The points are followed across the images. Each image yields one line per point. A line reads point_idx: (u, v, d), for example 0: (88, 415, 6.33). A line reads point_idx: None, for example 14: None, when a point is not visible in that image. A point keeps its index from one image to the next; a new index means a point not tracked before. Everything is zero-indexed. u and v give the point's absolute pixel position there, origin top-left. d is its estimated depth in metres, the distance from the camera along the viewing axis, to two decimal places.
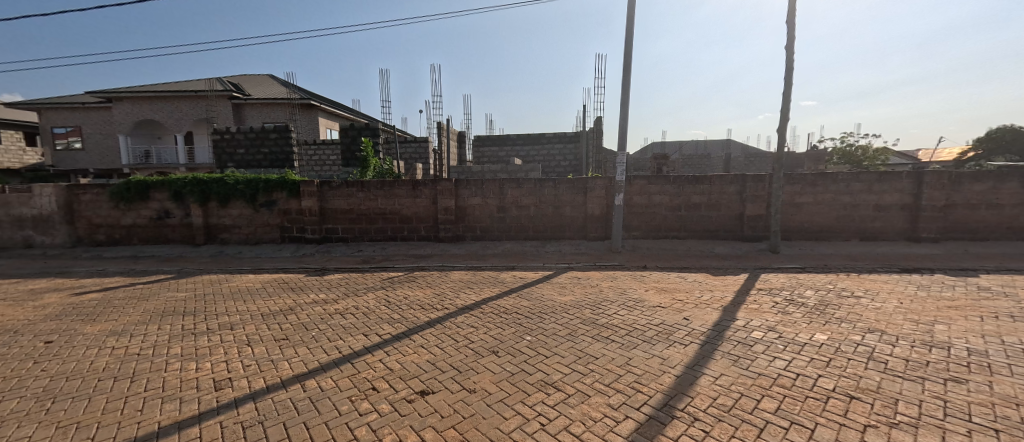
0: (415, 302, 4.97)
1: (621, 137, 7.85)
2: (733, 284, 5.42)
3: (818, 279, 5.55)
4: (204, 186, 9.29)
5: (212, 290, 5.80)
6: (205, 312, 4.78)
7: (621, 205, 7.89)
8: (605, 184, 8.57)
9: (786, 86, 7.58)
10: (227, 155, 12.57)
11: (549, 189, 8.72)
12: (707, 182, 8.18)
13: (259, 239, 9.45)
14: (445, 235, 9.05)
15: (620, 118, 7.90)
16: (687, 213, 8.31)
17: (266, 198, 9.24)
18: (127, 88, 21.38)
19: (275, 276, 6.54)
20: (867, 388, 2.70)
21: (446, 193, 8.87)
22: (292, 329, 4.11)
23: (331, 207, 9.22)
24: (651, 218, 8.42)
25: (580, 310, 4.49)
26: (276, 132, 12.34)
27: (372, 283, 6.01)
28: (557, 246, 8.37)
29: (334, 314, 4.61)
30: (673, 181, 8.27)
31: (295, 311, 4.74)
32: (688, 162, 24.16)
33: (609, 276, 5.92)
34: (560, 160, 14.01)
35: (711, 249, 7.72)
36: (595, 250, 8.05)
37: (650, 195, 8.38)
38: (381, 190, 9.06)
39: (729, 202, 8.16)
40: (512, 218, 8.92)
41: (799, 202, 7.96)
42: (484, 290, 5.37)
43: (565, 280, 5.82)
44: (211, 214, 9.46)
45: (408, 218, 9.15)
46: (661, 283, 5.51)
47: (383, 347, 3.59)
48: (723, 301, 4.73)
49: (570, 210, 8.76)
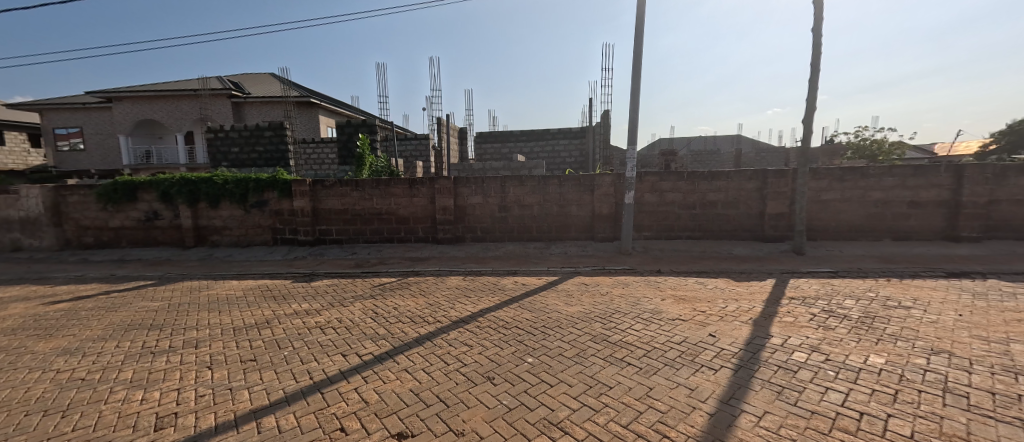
0: (405, 313, 4.47)
1: (630, 131, 7.28)
2: (759, 292, 4.86)
3: (856, 286, 4.96)
4: (192, 185, 8.87)
5: (189, 299, 5.36)
6: (173, 325, 4.32)
7: (631, 204, 7.34)
8: (614, 181, 8.00)
9: (813, 73, 6.94)
10: (221, 154, 12.21)
11: (554, 187, 8.18)
12: (724, 178, 7.58)
13: (251, 241, 9.02)
14: (445, 236, 8.55)
15: (629, 111, 7.31)
16: (702, 212, 7.73)
17: (257, 198, 8.82)
18: (127, 88, 21.16)
19: (260, 283, 6.09)
20: (954, 435, 2.14)
21: (445, 192, 8.36)
22: (262, 348, 3.63)
23: (324, 208, 8.77)
24: (663, 218, 7.85)
25: (590, 323, 3.96)
26: (271, 129, 11.94)
27: (362, 291, 5.53)
28: (563, 248, 7.84)
29: (313, 328, 4.11)
30: (687, 177, 7.69)
31: (271, 325, 4.26)
32: (697, 157, 23.49)
33: (620, 283, 5.37)
34: (565, 156, 13.45)
35: (729, 251, 7.14)
36: (602, 252, 7.51)
37: (662, 193, 7.80)
38: (376, 189, 8.59)
39: (748, 199, 7.57)
40: (515, 218, 8.40)
41: (826, 198, 7.33)
42: (482, 300, 4.86)
43: (571, 287, 5.28)
44: (201, 215, 9.06)
45: (405, 219, 8.67)
46: (678, 290, 4.96)
47: (361, 373, 3.08)
48: (751, 312, 4.17)
49: (576, 209, 8.22)
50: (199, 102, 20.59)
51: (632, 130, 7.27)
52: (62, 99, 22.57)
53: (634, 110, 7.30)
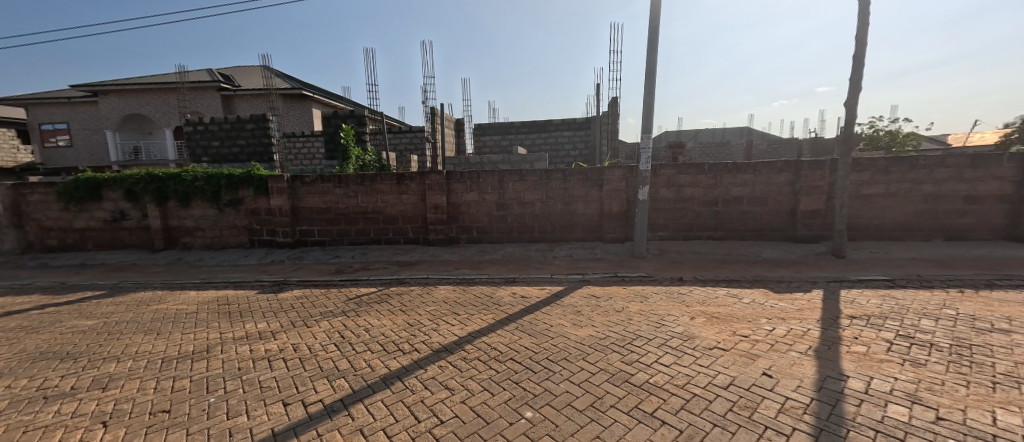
0: (377, 337, 3.64)
1: (645, 118, 6.39)
2: (809, 309, 4.00)
3: (925, 299, 4.10)
4: (160, 182, 8.06)
5: (131, 317, 4.58)
6: (93, 355, 3.53)
7: (645, 201, 6.49)
8: (625, 175, 7.13)
9: (858, 49, 5.99)
10: (201, 149, 11.42)
11: (558, 182, 7.32)
12: (750, 171, 6.70)
13: (225, 243, 8.24)
14: (437, 237, 7.73)
15: (644, 94, 6.42)
16: (725, 209, 6.86)
17: (231, 196, 8.02)
18: (113, 81, 20.36)
19: (221, 295, 5.31)
20: None
21: (437, 188, 7.52)
22: (183, 392, 2.81)
23: (305, 206, 7.96)
24: (681, 216, 7.00)
25: (606, 355, 3.11)
26: (253, 121, 11.12)
27: (333, 305, 4.71)
28: (568, 250, 7.02)
29: (260, 360, 3.28)
30: (708, 170, 6.81)
31: (211, 354, 3.44)
32: (705, 150, 22.48)
33: (637, 296, 4.54)
34: (569, 149, 12.59)
35: (758, 254, 6.29)
36: (613, 255, 6.67)
37: (680, 188, 6.92)
38: (361, 186, 7.76)
39: (779, 195, 6.69)
40: (515, 217, 7.56)
41: (868, 193, 6.44)
42: (473, 318, 4.03)
43: (579, 301, 4.44)
44: (171, 215, 8.27)
45: (393, 218, 7.85)
46: (708, 306, 4.13)
47: (298, 436, 2.26)
48: (807, 338, 3.33)
49: (583, 206, 7.36)
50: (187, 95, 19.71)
51: (648, 116, 6.38)
52: (48, 94, 21.80)
53: (650, 93, 6.40)
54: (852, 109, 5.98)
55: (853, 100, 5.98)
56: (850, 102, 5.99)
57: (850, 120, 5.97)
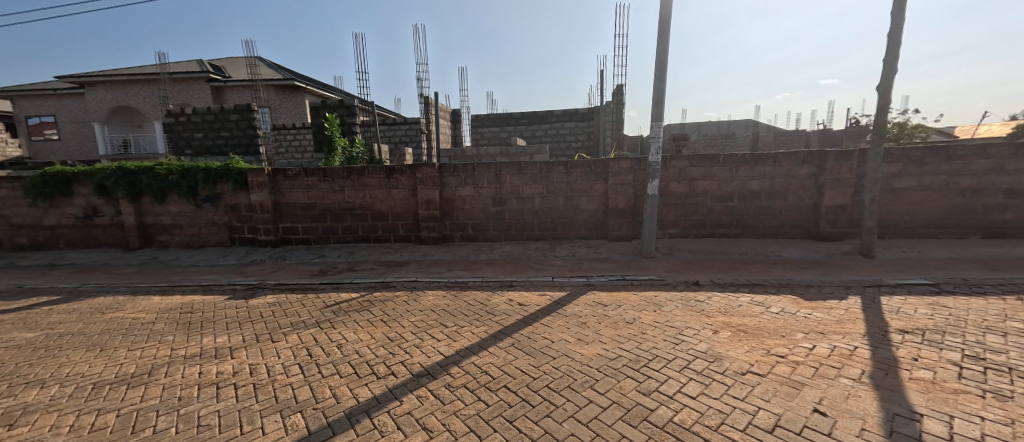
0: (350, 356, 3.11)
1: (655, 105, 5.83)
2: (850, 320, 3.48)
3: (982, 309, 3.58)
4: (132, 176, 7.51)
5: (80, 327, 4.07)
6: (16, 378, 3.01)
7: (655, 195, 5.95)
8: (632, 168, 6.56)
9: (895, 26, 5.38)
10: (184, 141, 10.85)
11: (559, 175, 6.77)
12: (770, 162, 6.14)
13: (205, 241, 7.72)
14: (429, 235, 7.19)
15: (655, 78, 5.84)
16: (741, 205, 6.33)
17: (209, 191, 7.47)
18: (100, 72, 19.70)
19: (187, 301, 4.78)
20: None
21: (428, 182, 6.97)
22: (103, 433, 2.29)
23: (287, 202, 7.42)
24: (692, 212, 6.47)
25: (619, 383, 2.58)
26: (237, 112, 10.54)
27: (307, 313, 4.19)
28: (570, 249, 6.49)
29: (207, 387, 2.76)
30: (723, 161, 6.25)
31: (153, 378, 2.92)
32: (709, 142, 21.81)
33: (649, 304, 4.02)
34: (571, 141, 12.02)
35: (778, 254, 5.76)
36: (619, 254, 6.15)
37: (692, 181, 6.37)
38: (348, 180, 7.22)
39: (800, 189, 6.14)
40: (513, 213, 7.03)
41: (898, 187, 5.89)
42: (463, 332, 3.51)
43: (583, 310, 3.92)
44: (146, 211, 7.74)
45: (382, 214, 7.31)
46: (732, 317, 3.60)
47: None
48: (857, 359, 2.80)
49: (586, 202, 6.82)
50: (177, 87, 19.09)
51: (659, 103, 5.81)
52: (34, 86, 21.16)
53: (661, 76, 5.82)
54: (886, 93, 5.40)
55: (887, 84, 5.40)
56: (884, 86, 5.41)
57: (884, 106, 5.39)
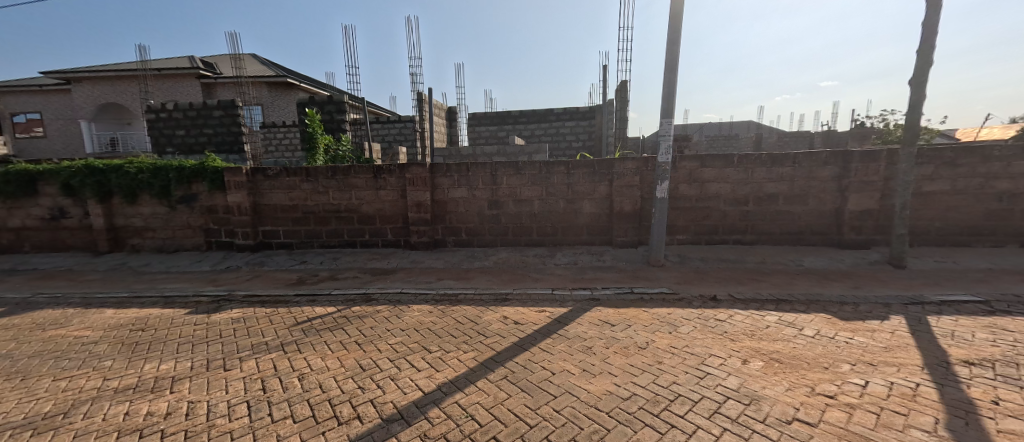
0: (310, 393, 2.59)
1: (665, 100, 5.34)
2: (900, 347, 2.98)
3: None
4: (100, 175, 6.97)
5: (10, 348, 3.54)
6: None
7: (664, 199, 5.47)
8: (639, 169, 6.05)
9: (932, 12, 4.87)
10: (165, 138, 10.30)
11: (560, 176, 6.27)
12: (788, 163, 5.66)
13: (179, 245, 7.19)
14: (419, 240, 6.68)
15: (665, 70, 5.35)
16: (756, 209, 5.84)
17: (183, 191, 6.95)
18: (86, 68, 19.10)
19: (142, 315, 4.25)
20: None
21: (419, 183, 6.46)
22: None
23: (268, 204, 6.90)
24: (704, 216, 5.97)
25: (637, 436, 2.05)
26: (220, 108, 10.00)
27: (272, 332, 3.66)
28: (571, 256, 6.00)
29: (127, 436, 2.23)
30: (738, 162, 5.76)
31: (65, 423, 2.38)
32: (711, 143, 21.37)
33: (663, 323, 3.52)
34: (571, 140, 11.54)
35: (799, 264, 5.27)
36: (625, 263, 5.66)
37: (704, 183, 5.87)
38: (332, 181, 6.71)
39: (822, 192, 5.64)
40: (510, 217, 6.53)
41: (929, 191, 5.41)
42: (448, 360, 2.99)
43: (588, 332, 3.42)
44: (117, 213, 7.21)
45: (369, 217, 6.80)
46: (761, 342, 3.10)
47: None
48: (925, 402, 2.29)
49: (588, 204, 6.32)
50: (166, 84, 18.54)
51: (669, 98, 5.32)
52: (19, 82, 20.57)
53: (672, 69, 5.31)
54: (920, 87, 4.90)
55: (922, 77, 4.91)
56: (918, 79, 4.90)
57: (917, 101, 4.89)
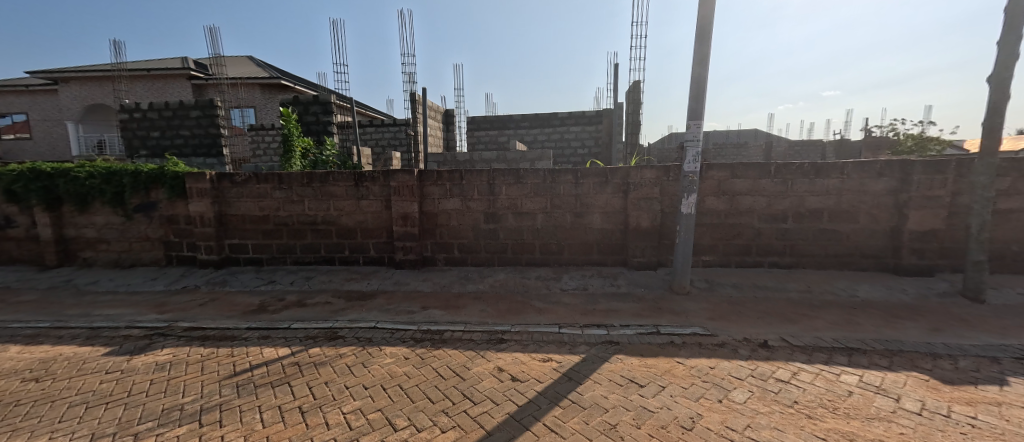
0: None
1: (693, 98, 4.54)
2: None
3: None
4: (48, 180, 6.18)
5: None
6: None
7: (691, 215, 4.64)
8: (660, 180, 5.21)
9: None
10: (138, 140, 9.53)
11: (566, 186, 5.46)
12: (835, 175, 4.83)
13: (136, 260, 6.38)
14: (405, 257, 5.84)
15: (694, 63, 4.54)
16: (797, 227, 5.01)
17: (140, 199, 6.15)
18: (74, 68, 18.49)
19: (48, 357, 3.41)
20: None
21: (405, 192, 5.64)
22: None
23: (235, 214, 6.09)
24: (734, 234, 5.14)
25: None
26: (198, 108, 9.24)
27: (197, 390, 2.80)
28: (579, 280, 5.16)
29: None
30: (776, 172, 4.93)
31: None
32: (720, 152, 20.66)
33: (709, 385, 2.66)
34: (577, 147, 10.75)
35: (852, 295, 4.42)
36: (644, 289, 4.82)
37: (735, 196, 5.04)
38: (308, 189, 5.90)
39: (874, 208, 4.82)
40: (509, 232, 5.70)
41: (1004, 209, 4.57)
42: None
43: (610, 398, 2.55)
44: (68, 223, 6.42)
45: (349, 231, 5.98)
46: (853, 423, 2.23)
47: None
48: None
49: (599, 218, 5.49)
50: (156, 85, 17.91)
51: (698, 96, 4.50)
52: (8, 83, 20.00)
53: (703, 61, 4.49)
54: (1002, 85, 4.08)
55: (1005, 72, 4.08)
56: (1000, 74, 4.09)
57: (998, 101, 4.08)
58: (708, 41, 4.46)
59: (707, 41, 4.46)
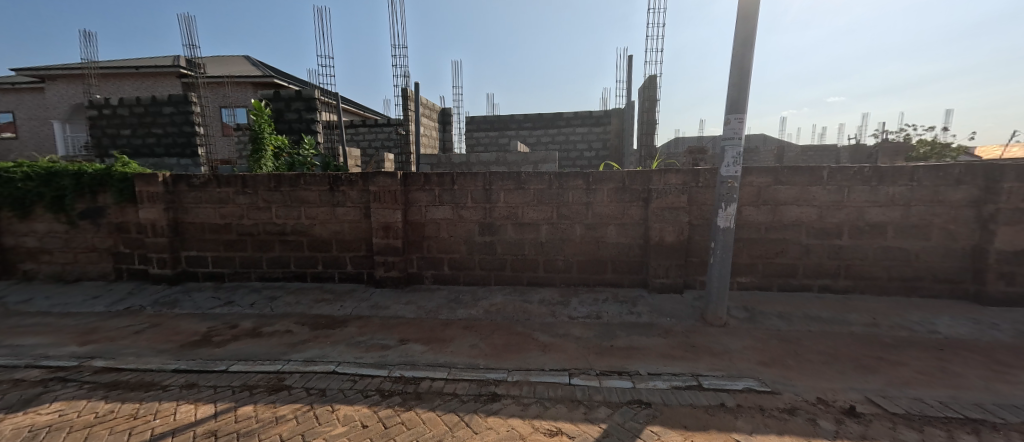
0: None
1: (733, 88, 3.72)
2: None
3: None
4: None
5: None
6: None
7: (729, 229, 3.79)
8: (688, 187, 4.36)
9: None
10: (107, 138, 8.78)
11: (576, 192, 4.64)
12: (903, 182, 3.98)
13: (81, 273, 5.58)
14: (386, 274, 5.01)
15: (735, 44, 3.72)
16: (854, 245, 4.17)
17: (86, 205, 5.37)
18: (61, 66, 17.88)
19: None
20: None
21: (386, 198, 4.82)
22: None
23: (192, 222, 5.29)
24: (776, 252, 4.29)
25: None
26: (171, 104, 8.48)
27: None
28: (591, 305, 4.31)
29: None
30: (830, 178, 4.08)
31: None
32: None
33: None
34: (583, 149, 9.92)
35: (933, 331, 3.55)
36: (670, 318, 3.99)
37: (779, 206, 4.20)
38: (275, 193, 5.09)
39: (950, 223, 3.97)
40: (508, 246, 4.87)
41: None
42: None
43: None
44: (6, 230, 5.64)
45: (323, 243, 5.16)
46: None
47: None
48: None
49: (614, 230, 4.65)
50: (145, 83, 17.25)
51: (741, 85, 3.68)
52: None
53: (747, 42, 3.66)
54: None
55: None
56: None
57: None
58: (754, 18, 3.64)
59: (752, 18, 3.64)
